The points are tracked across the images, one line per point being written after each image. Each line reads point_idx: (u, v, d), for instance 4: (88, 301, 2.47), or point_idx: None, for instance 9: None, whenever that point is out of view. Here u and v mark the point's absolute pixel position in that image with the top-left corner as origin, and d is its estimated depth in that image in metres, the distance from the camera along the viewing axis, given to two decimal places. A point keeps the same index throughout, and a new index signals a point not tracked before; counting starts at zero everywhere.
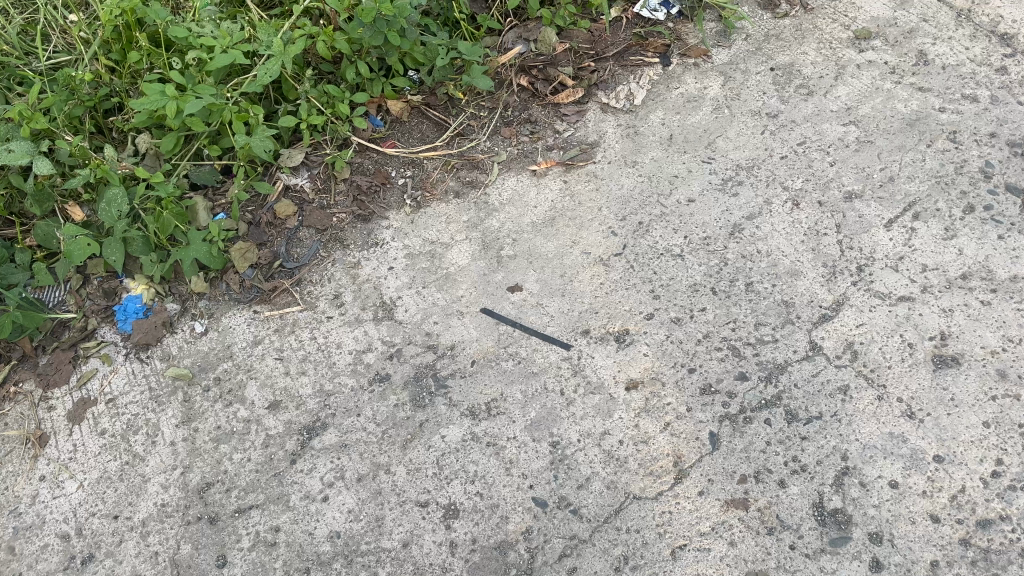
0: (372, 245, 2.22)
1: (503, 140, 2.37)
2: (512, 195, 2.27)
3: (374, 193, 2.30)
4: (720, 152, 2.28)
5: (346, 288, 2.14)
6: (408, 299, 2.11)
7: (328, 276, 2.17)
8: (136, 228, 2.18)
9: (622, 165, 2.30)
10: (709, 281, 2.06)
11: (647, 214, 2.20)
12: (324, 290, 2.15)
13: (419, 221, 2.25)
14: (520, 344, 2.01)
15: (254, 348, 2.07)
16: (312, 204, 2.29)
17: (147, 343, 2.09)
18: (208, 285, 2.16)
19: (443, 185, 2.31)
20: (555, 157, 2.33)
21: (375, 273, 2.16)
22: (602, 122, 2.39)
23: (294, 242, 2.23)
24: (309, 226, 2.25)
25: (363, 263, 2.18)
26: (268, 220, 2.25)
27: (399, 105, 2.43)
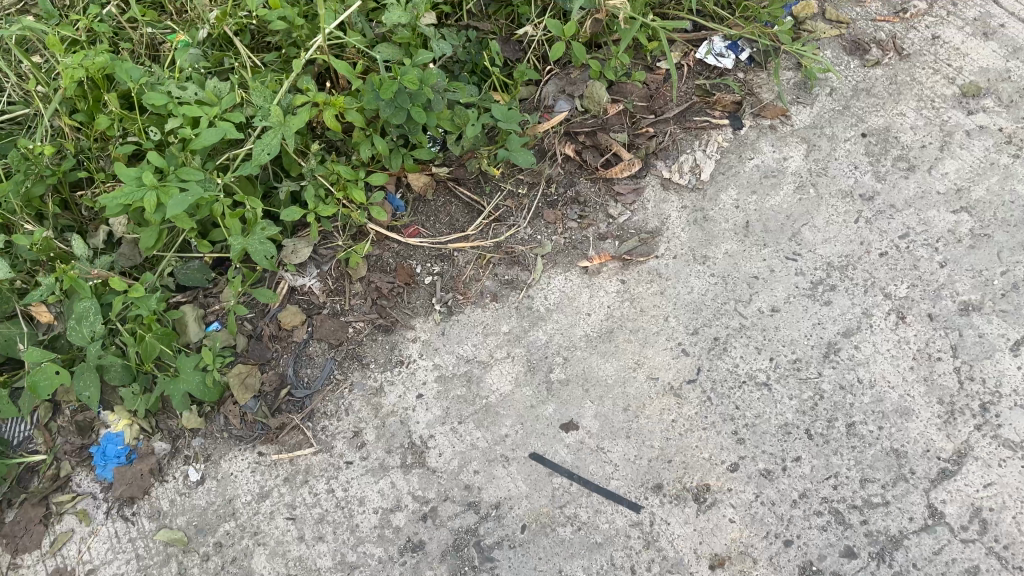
0: (396, 365, 1.86)
1: (548, 226, 2.00)
2: (561, 299, 1.91)
3: (397, 295, 1.94)
4: (807, 247, 1.92)
5: (367, 423, 1.81)
6: (443, 440, 1.77)
7: (345, 407, 1.83)
8: (114, 349, 1.83)
9: (691, 261, 1.93)
10: (803, 421, 1.73)
11: (723, 327, 1.84)
12: (341, 426, 1.81)
13: (451, 332, 1.89)
14: (579, 504, 1.68)
15: (261, 503, 1.74)
16: (322, 310, 1.93)
17: (132, 496, 1.76)
18: (202, 420, 1.82)
19: (479, 286, 1.94)
20: (610, 249, 1.96)
21: (400, 403, 1.82)
22: (663, 202, 2.01)
23: (303, 361, 1.88)
24: (320, 339, 1.89)
25: (386, 390, 1.84)
26: (273, 333, 1.90)
27: (422, 180, 2.05)
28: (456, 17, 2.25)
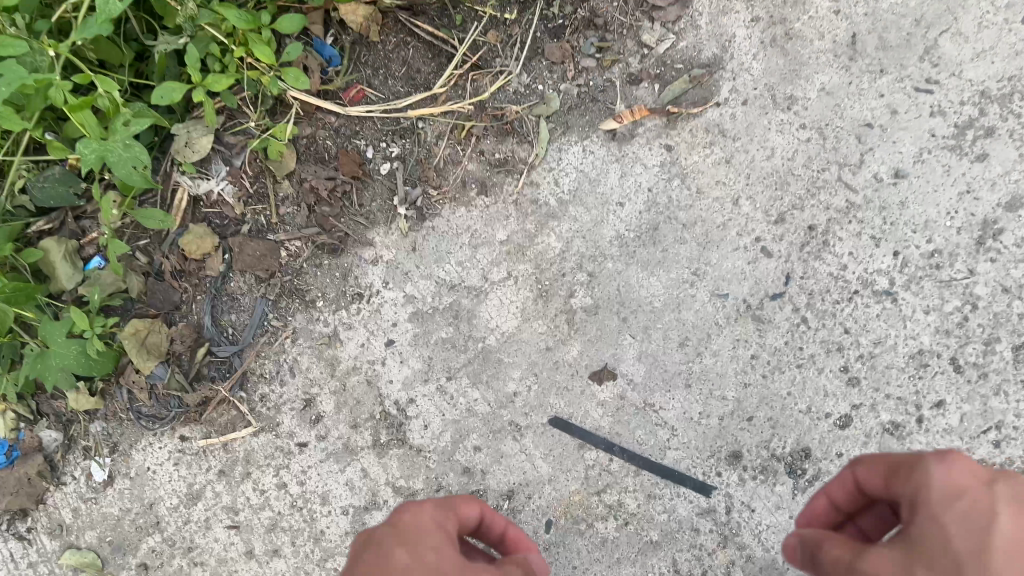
0: (353, 302, 1.33)
1: (552, 70, 1.32)
2: (578, 182, 1.30)
3: (343, 196, 1.35)
4: (950, 69, 1.24)
5: (321, 389, 1.30)
6: (427, 407, 1.27)
7: (288, 367, 1.32)
8: None
9: (769, 107, 1.27)
10: (945, 347, 1.19)
11: (821, 209, 1.24)
12: (288, 395, 1.31)
13: (425, 247, 1.33)
14: (624, 491, 1.21)
15: (192, 508, 1.29)
16: (241, 228, 1.36)
17: (24, 508, 1.32)
18: (99, 398, 1.31)
19: (457, 172, 1.34)
20: (647, 99, 1.30)
21: (364, 356, 1.31)
22: (723, 14, 1.29)
23: (223, 303, 1.34)
24: (243, 272, 1.34)
25: (343, 340, 1.31)
26: (176, 269, 1.34)
27: (361, 13, 1.32)
28: None
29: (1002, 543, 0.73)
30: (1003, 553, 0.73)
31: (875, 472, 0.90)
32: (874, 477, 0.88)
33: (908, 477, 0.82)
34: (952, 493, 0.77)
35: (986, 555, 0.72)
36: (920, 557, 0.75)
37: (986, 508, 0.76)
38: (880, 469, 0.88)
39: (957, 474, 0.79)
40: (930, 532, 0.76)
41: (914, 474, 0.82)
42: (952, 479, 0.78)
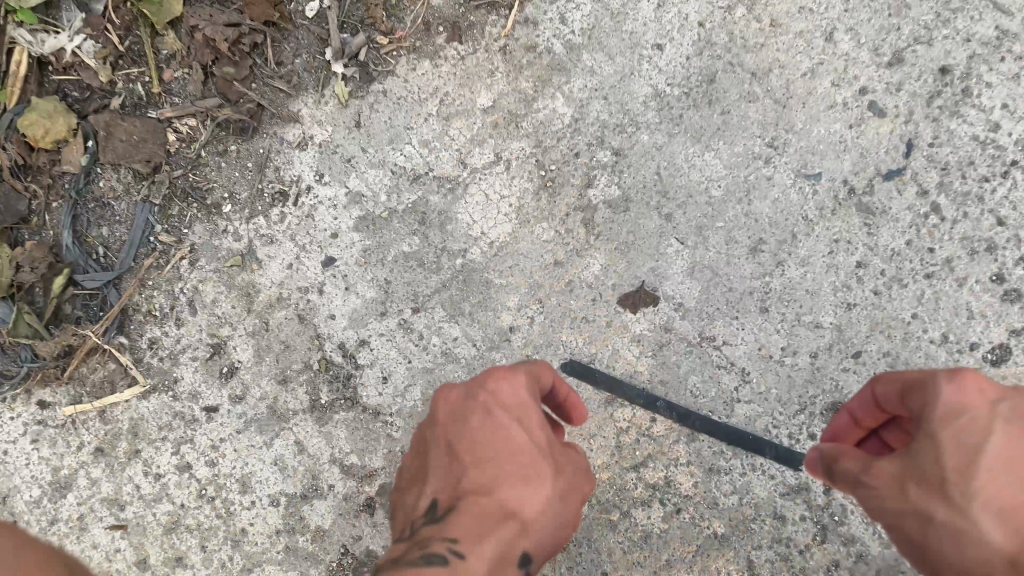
0: (275, 204, 0.92)
1: None
2: (596, 17, 0.88)
3: (252, 51, 0.92)
4: None
5: (235, 330, 0.91)
6: (386, 352, 0.89)
7: (187, 300, 0.92)
8: None
9: None
10: None
11: (960, 43, 0.83)
12: (188, 340, 0.92)
13: (375, 122, 0.92)
14: (674, 464, 0.83)
15: (60, 503, 0.91)
16: (106, 103, 0.93)
17: None
18: None
19: (416, 8, 0.91)
20: None
21: (294, 282, 0.91)
22: None
23: (89, 212, 0.94)
24: (115, 166, 0.93)
25: (262, 259, 0.92)
26: (17, 163, 0.92)
27: None
28: None
29: (991, 466, 0.53)
30: (992, 479, 0.53)
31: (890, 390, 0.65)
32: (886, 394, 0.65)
33: (913, 385, 0.60)
34: (948, 407, 0.56)
35: (971, 477, 0.53)
36: (911, 479, 0.57)
37: (981, 427, 0.55)
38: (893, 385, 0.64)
39: (965, 388, 0.57)
40: (922, 453, 0.57)
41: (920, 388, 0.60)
42: (961, 396, 0.56)
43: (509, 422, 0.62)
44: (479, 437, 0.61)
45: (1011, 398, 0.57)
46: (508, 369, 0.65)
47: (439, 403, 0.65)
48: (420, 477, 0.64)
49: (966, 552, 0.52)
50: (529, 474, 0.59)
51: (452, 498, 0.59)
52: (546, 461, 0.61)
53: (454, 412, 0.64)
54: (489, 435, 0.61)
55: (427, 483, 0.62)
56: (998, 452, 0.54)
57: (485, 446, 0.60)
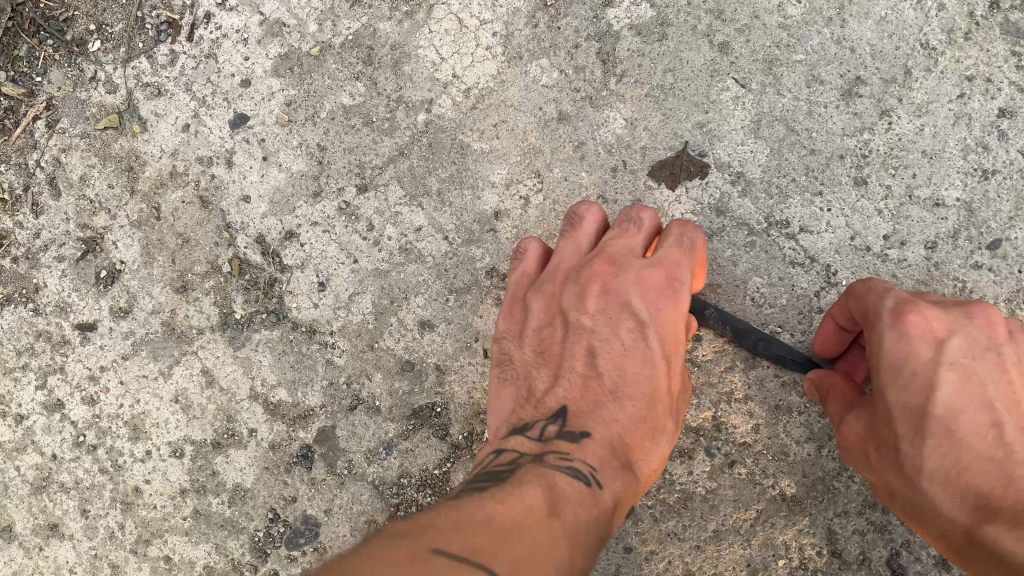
0: (162, 40, 0.65)
1: None
2: None
3: None
4: None
5: (114, 219, 0.66)
6: (322, 248, 0.63)
7: (47, 177, 0.66)
8: None
9: None
10: None
11: None
12: (50, 234, 0.66)
13: None
14: (725, 401, 0.59)
15: None
16: None
17: None
18: None
19: None
20: None
21: (193, 149, 0.65)
22: None
23: None
24: None
25: (148, 118, 0.65)
26: None
27: None
28: None
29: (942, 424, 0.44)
30: (942, 444, 0.43)
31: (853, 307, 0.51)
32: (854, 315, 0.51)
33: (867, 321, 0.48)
34: (889, 358, 0.45)
35: (922, 446, 0.44)
36: (873, 438, 0.47)
37: (924, 383, 0.44)
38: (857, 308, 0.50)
39: (912, 328, 0.45)
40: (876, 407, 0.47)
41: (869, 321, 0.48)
42: (906, 339, 0.45)
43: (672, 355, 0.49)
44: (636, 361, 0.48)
45: (962, 328, 0.45)
46: (675, 269, 0.49)
47: (589, 279, 0.50)
48: (551, 355, 0.50)
49: (927, 522, 0.45)
50: (666, 419, 0.48)
51: (582, 415, 0.46)
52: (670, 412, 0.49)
53: (605, 305, 0.50)
54: (642, 366, 0.48)
55: (558, 376, 0.49)
56: (950, 407, 0.44)
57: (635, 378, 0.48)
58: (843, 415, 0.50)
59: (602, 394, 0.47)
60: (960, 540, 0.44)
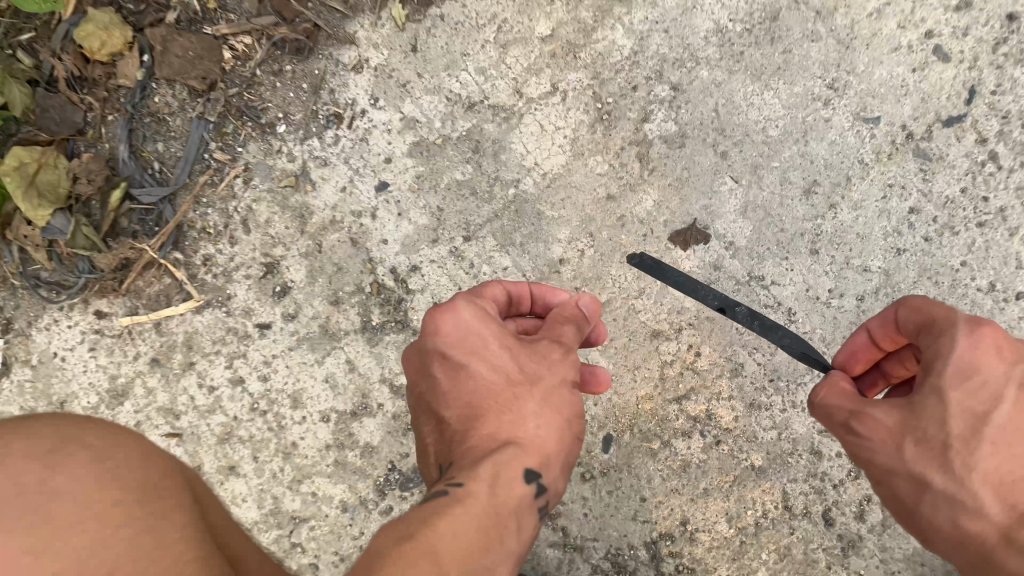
0: (329, 127, 0.93)
1: None
2: None
3: None
4: None
5: (288, 251, 0.93)
6: (437, 279, 0.91)
7: (241, 219, 0.93)
8: None
9: None
10: None
11: None
12: (242, 259, 0.93)
13: (432, 47, 0.91)
14: (715, 398, 0.85)
15: (118, 411, 0.95)
16: (165, 17, 0.94)
17: None
18: None
19: None
20: None
21: (348, 205, 0.92)
22: None
23: (146, 127, 0.94)
24: (169, 81, 0.94)
25: (316, 181, 0.93)
26: (73, 75, 0.94)
27: None
28: None
29: (999, 433, 0.58)
30: (997, 449, 0.58)
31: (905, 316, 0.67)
32: (905, 322, 0.66)
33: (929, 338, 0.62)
34: (963, 362, 0.59)
35: (977, 445, 0.58)
36: (910, 434, 0.60)
37: (991, 392, 0.59)
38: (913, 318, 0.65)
39: (983, 348, 0.59)
40: (918, 415, 0.61)
41: (937, 334, 0.62)
42: (975, 353, 0.59)
43: (491, 354, 0.67)
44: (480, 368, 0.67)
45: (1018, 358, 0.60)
46: (431, 321, 0.68)
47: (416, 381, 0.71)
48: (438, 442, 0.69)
49: (959, 514, 0.58)
50: (513, 395, 0.65)
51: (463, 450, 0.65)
52: (515, 386, 0.66)
53: (428, 380, 0.69)
54: (468, 388, 0.66)
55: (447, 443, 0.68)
56: (1007, 422, 0.58)
57: (472, 389, 0.66)
58: (871, 410, 0.63)
59: (455, 419, 0.67)
60: (991, 536, 0.57)
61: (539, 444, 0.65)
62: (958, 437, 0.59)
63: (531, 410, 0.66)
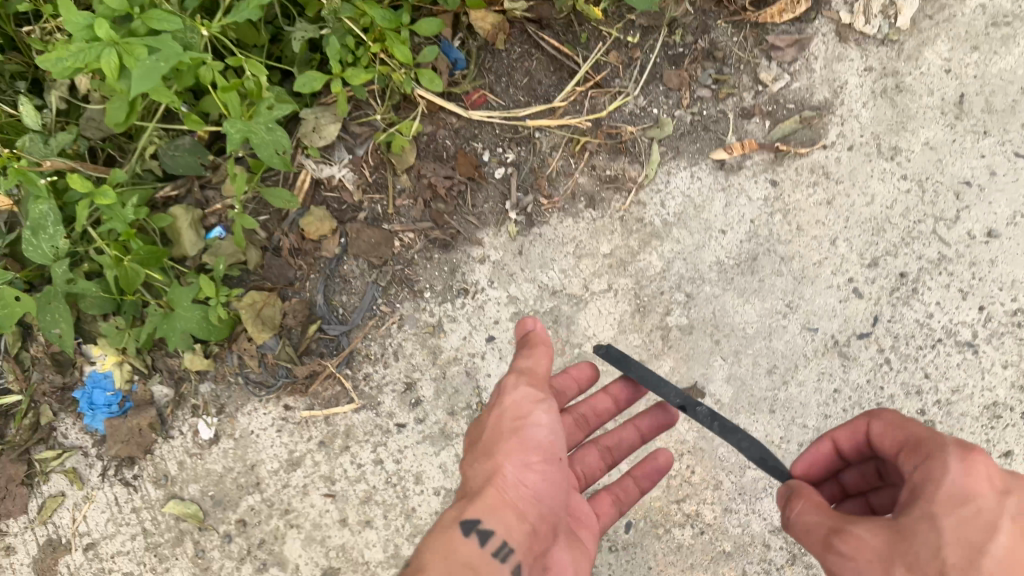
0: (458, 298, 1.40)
1: (668, 94, 1.41)
2: (684, 206, 1.39)
3: (457, 195, 1.42)
4: None
5: (423, 376, 1.39)
6: None
7: (393, 352, 1.40)
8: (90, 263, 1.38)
9: (874, 155, 1.37)
10: (1017, 400, 1.35)
11: (914, 258, 1.35)
12: (391, 379, 1.40)
13: (531, 252, 1.40)
14: (703, 503, 1.30)
15: (292, 474, 1.39)
16: (357, 215, 1.43)
17: (131, 456, 1.41)
18: (211, 362, 1.39)
19: (568, 184, 1.41)
20: (756, 134, 1.40)
21: (467, 350, 1.39)
22: (838, 61, 1.40)
23: (336, 284, 1.42)
24: (356, 256, 1.42)
25: (447, 331, 1.40)
26: (294, 246, 1.42)
27: (490, 21, 1.40)
28: None
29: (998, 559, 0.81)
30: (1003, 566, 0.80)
31: (884, 432, 0.97)
32: (886, 439, 0.96)
33: (919, 459, 0.90)
34: (959, 491, 0.84)
35: (979, 564, 0.80)
36: (905, 559, 0.82)
37: (983, 518, 0.82)
38: (896, 438, 0.95)
39: (974, 478, 0.84)
40: (914, 541, 0.83)
41: (933, 466, 0.87)
42: (967, 484, 0.84)
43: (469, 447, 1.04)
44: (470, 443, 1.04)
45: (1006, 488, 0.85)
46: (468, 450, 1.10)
47: None
48: None
49: None
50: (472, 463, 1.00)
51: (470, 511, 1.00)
52: (473, 459, 1.00)
53: None
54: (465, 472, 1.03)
55: None
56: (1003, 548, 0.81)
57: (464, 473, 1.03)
58: (864, 530, 0.86)
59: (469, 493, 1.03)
60: None
61: (501, 491, 0.96)
62: (955, 561, 0.80)
63: (478, 467, 0.99)
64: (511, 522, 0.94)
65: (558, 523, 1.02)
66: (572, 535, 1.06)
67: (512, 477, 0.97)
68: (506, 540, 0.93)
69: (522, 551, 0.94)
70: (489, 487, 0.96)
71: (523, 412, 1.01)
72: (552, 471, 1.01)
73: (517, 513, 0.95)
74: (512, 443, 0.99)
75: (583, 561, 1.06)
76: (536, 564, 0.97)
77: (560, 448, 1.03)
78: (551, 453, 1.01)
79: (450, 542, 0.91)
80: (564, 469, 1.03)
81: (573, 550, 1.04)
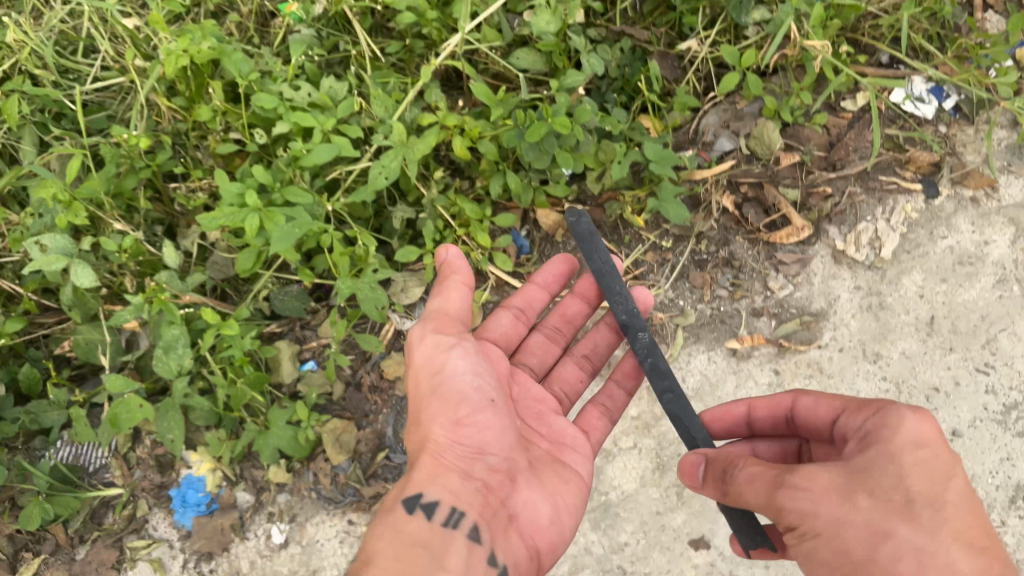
0: None
1: (692, 291, 1.75)
2: (700, 383, 1.68)
3: None
4: (1004, 359, 1.68)
5: None
6: None
7: None
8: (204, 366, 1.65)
9: (860, 358, 1.68)
10: None
11: None
12: None
13: None
14: None
15: None
16: None
17: (210, 551, 1.62)
18: (291, 476, 1.63)
19: None
20: (763, 330, 1.71)
21: None
22: (833, 278, 1.74)
23: (404, 419, 1.68)
24: None
25: None
26: (373, 384, 1.70)
27: (552, 218, 1.79)
28: (606, 19, 1.97)
29: (952, 501, 1.02)
30: (957, 511, 1.01)
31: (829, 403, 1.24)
32: (829, 407, 1.24)
33: (869, 415, 1.13)
34: (915, 438, 1.06)
35: (938, 503, 1.01)
36: (867, 495, 1.02)
37: (937, 465, 1.04)
38: (837, 404, 1.23)
39: (926, 430, 1.07)
40: (879, 479, 1.03)
41: (892, 422, 1.09)
42: (923, 436, 1.06)
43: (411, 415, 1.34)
44: (410, 416, 1.34)
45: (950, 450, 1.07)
46: None
47: None
48: None
49: (928, 558, 0.98)
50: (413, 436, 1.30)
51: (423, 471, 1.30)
52: (416, 430, 1.30)
53: None
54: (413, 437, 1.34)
55: None
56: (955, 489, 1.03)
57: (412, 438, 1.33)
58: (826, 472, 1.05)
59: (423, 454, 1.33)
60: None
61: (436, 455, 1.26)
62: (919, 492, 1.01)
63: (420, 435, 1.29)
64: (448, 489, 1.22)
65: (515, 471, 1.31)
66: (549, 469, 1.38)
67: (446, 441, 1.27)
68: (455, 507, 1.21)
69: (467, 505, 1.22)
70: (424, 459, 1.26)
71: (438, 365, 1.29)
72: (489, 419, 1.29)
73: (457, 476, 1.25)
74: (434, 404, 1.29)
75: (563, 494, 1.36)
76: (504, 519, 1.25)
77: (489, 392, 1.31)
78: (479, 399, 1.29)
79: (397, 519, 1.20)
80: (500, 409, 1.31)
81: (545, 488, 1.33)
